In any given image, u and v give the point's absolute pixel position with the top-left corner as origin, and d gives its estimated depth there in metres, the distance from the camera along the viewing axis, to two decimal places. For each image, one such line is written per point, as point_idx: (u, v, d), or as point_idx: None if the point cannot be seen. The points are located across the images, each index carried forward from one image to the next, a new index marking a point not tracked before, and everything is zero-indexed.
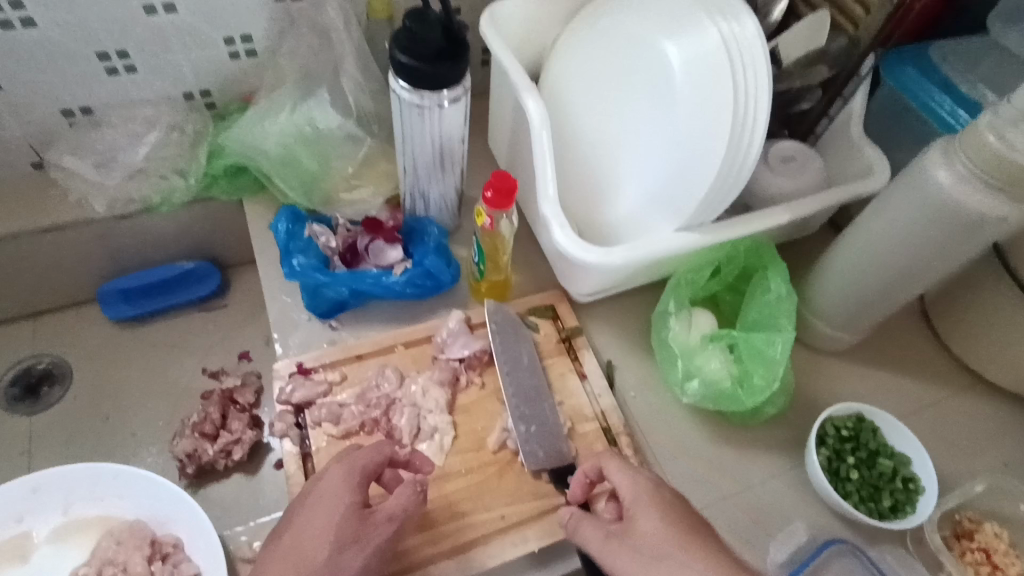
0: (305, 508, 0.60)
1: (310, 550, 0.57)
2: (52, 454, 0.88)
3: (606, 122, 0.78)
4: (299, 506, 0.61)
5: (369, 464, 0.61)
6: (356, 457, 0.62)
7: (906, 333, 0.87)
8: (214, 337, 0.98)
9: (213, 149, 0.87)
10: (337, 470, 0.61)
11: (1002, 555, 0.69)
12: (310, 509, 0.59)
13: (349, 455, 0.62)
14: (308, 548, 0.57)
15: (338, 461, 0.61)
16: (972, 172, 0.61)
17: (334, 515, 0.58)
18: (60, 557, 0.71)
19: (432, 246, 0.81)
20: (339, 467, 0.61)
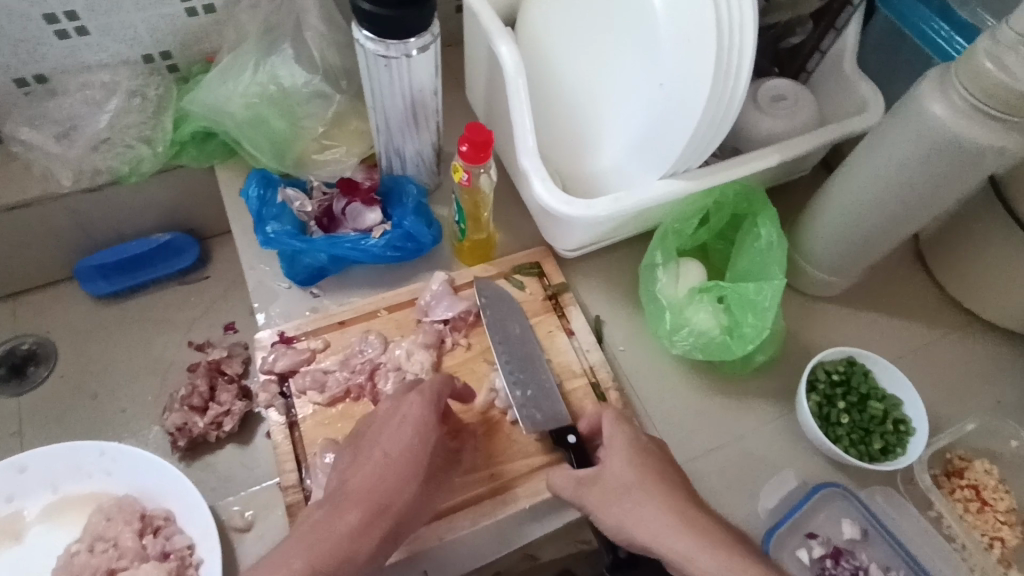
0: (385, 438, 0.61)
1: (400, 477, 0.59)
2: (43, 434, 0.87)
3: (587, 66, 0.74)
4: (371, 435, 0.62)
5: (446, 401, 0.65)
6: (436, 393, 0.64)
7: (899, 273, 0.85)
8: (198, 309, 0.97)
9: (178, 115, 0.84)
10: (423, 405, 0.63)
11: (991, 491, 0.70)
12: (393, 439, 0.61)
13: (432, 390, 0.64)
14: (397, 476, 0.59)
15: (418, 394, 0.63)
16: (969, 102, 0.58)
17: (420, 446, 0.61)
18: (51, 535, 0.72)
19: (411, 207, 0.78)
20: (423, 401, 0.63)
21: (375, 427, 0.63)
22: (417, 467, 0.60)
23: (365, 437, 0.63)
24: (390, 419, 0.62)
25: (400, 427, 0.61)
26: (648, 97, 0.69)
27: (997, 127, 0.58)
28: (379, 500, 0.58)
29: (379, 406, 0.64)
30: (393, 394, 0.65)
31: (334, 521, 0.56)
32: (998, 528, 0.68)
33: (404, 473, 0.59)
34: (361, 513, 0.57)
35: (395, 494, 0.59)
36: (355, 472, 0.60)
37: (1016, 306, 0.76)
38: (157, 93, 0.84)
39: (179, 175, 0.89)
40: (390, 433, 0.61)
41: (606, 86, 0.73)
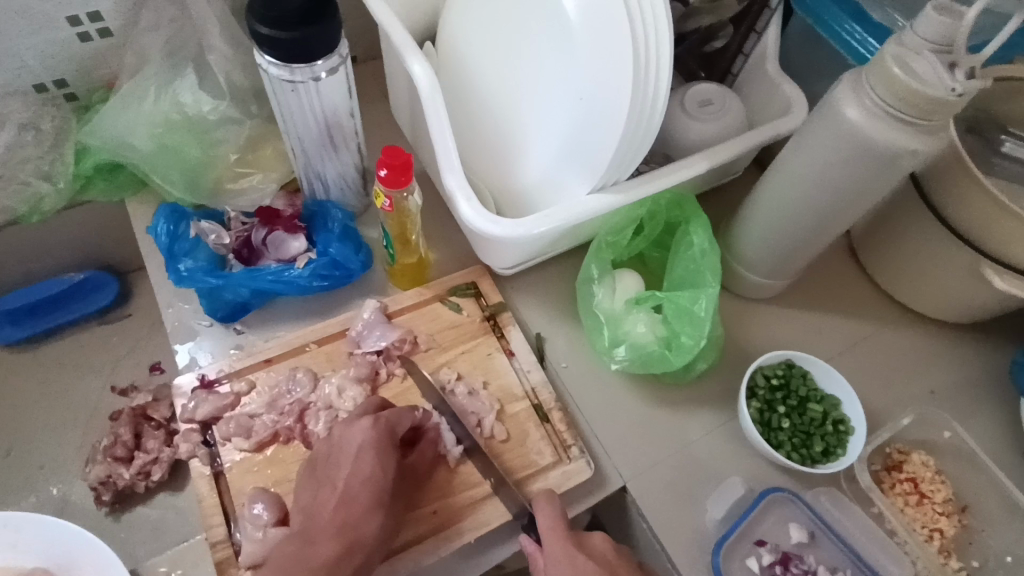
0: (347, 467, 0.61)
1: (366, 506, 0.59)
2: None
3: (508, 81, 0.72)
4: (331, 466, 0.62)
5: (402, 424, 0.65)
6: (390, 418, 0.64)
7: (833, 269, 0.86)
8: (120, 350, 0.90)
9: (79, 147, 0.78)
10: (377, 433, 0.62)
11: (929, 483, 0.71)
12: (355, 469, 0.61)
13: (386, 416, 0.64)
14: (362, 506, 0.59)
15: (373, 421, 0.62)
16: (881, 106, 0.58)
17: (382, 474, 0.61)
18: None
19: (337, 233, 0.75)
20: (379, 427, 0.63)
21: (334, 456, 0.62)
22: (381, 495, 0.60)
23: (325, 468, 0.62)
24: (347, 447, 0.62)
25: (359, 456, 0.61)
26: (571, 109, 0.67)
27: (908, 131, 0.58)
28: (348, 530, 0.58)
29: (332, 432, 0.64)
30: (345, 420, 0.64)
31: (304, 554, 0.56)
32: (937, 519, 0.69)
33: (368, 502, 0.59)
34: (332, 546, 0.57)
35: (362, 523, 0.59)
36: (320, 507, 0.60)
37: (945, 298, 0.77)
38: (54, 125, 0.78)
39: (86, 211, 0.83)
40: (348, 463, 0.61)
41: (528, 99, 0.71)
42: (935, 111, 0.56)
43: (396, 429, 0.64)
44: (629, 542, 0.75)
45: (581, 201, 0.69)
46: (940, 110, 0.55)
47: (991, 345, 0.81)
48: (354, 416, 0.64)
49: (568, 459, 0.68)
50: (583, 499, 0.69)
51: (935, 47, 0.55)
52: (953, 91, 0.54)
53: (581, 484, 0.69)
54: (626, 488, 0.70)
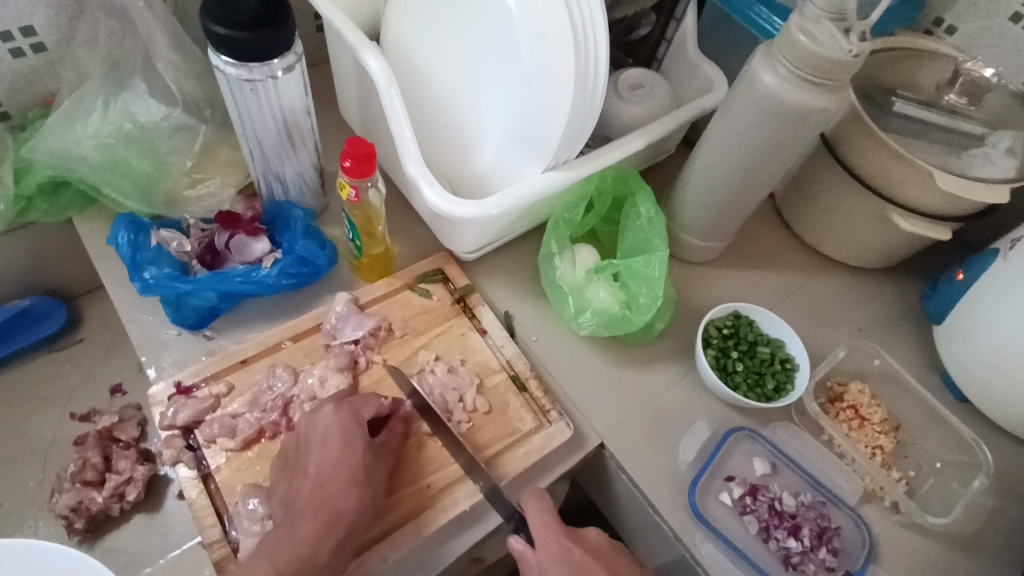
0: (317, 452, 0.63)
1: (343, 483, 0.61)
2: None
3: (457, 73, 0.76)
4: (303, 454, 0.64)
5: (366, 406, 0.67)
6: (353, 402, 0.66)
7: (764, 230, 0.95)
8: (75, 378, 0.91)
9: (19, 167, 0.76)
10: (340, 416, 0.64)
11: (868, 407, 0.79)
12: (323, 453, 0.63)
13: (347, 400, 0.66)
14: (339, 486, 0.61)
15: (334, 405, 0.65)
16: (792, 72, 0.64)
17: (351, 452, 0.63)
18: None
19: (301, 231, 0.76)
20: (342, 410, 0.65)
21: (304, 444, 0.64)
22: (356, 471, 0.62)
23: (299, 455, 0.64)
24: (314, 432, 0.64)
25: (326, 440, 0.64)
26: (518, 95, 0.71)
27: (817, 91, 0.65)
28: (327, 507, 0.60)
29: (298, 422, 0.66)
30: (309, 408, 0.67)
31: (288, 536, 0.58)
32: (876, 438, 0.77)
33: (344, 481, 0.61)
34: (312, 523, 0.59)
35: (340, 499, 0.61)
36: (293, 491, 0.62)
37: (862, 244, 0.86)
38: None
39: (29, 233, 0.81)
40: (319, 448, 0.63)
41: (477, 88, 0.75)
42: (834, 72, 0.63)
43: (362, 411, 0.66)
44: (610, 497, 0.79)
45: (536, 179, 0.73)
46: (839, 70, 0.62)
47: (902, 282, 0.92)
48: (318, 403, 0.67)
49: (549, 423, 0.72)
50: (567, 458, 0.73)
51: (829, 16, 0.62)
52: (849, 52, 0.61)
53: (563, 445, 0.73)
54: (604, 444, 0.74)
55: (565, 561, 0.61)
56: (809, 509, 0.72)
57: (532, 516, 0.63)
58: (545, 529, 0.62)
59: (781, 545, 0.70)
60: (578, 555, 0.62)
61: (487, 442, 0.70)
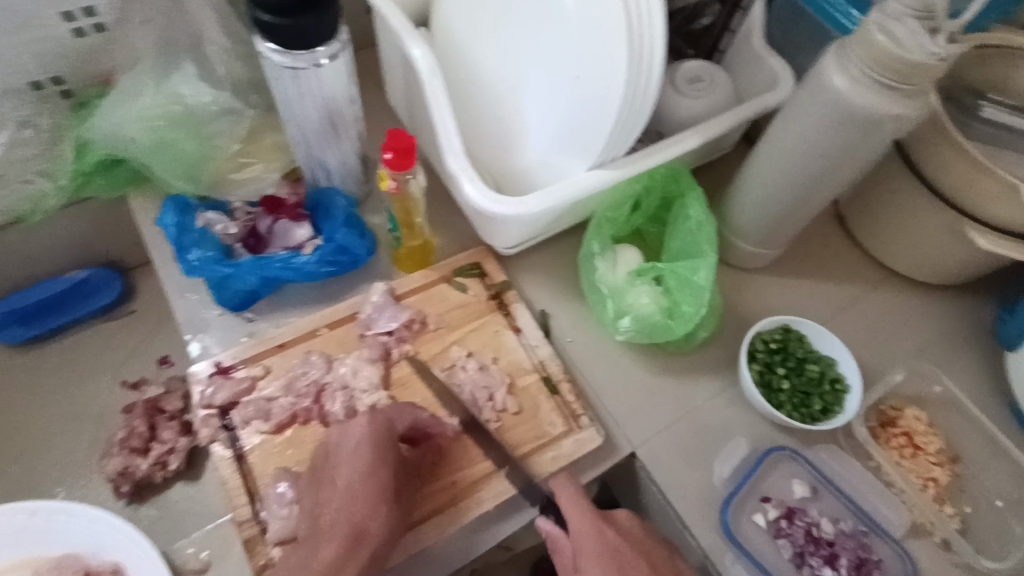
0: (345, 467, 0.62)
1: (370, 502, 0.60)
2: None
3: (504, 63, 0.74)
4: (332, 466, 0.62)
5: (401, 417, 0.66)
6: (388, 413, 0.66)
7: (823, 237, 0.89)
8: (128, 347, 0.96)
9: (79, 144, 0.79)
10: (373, 427, 0.63)
11: (922, 435, 0.74)
12: (353, 467, 0.61)
13: (382, 411, 0.65)
14: (365, 503, 0.60)
15: (368, 417, 0.64)
16: (866, 73, 0.59)
17: (380, 468, 0.61)
18: None
19: (341, 219, 0.76)
20: (376, 422, 0.64)
21: (334, 454, 0.63)
22: (384, 489, 0.61)
23: (326, 468, 0.63)
24: (345, 443, 0.63)
25: (356, 451, 0.62)
26: (569, 91, 0.68)
27: (892, 96, 0.59)
28: (355, 525, 0.59)
29: (329, 433, 0.64)
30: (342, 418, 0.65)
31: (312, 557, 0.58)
32: (930, 469, 0.72)
33: (371, 500, 0.60)
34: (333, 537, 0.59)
35: (368, 519, 0.59)
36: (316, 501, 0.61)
37: (932, 259, 0.80)
38: (50, 123, 0.77)
39: (87, 206, 0.85)
40: (347, 463, 0.62)
41: (527, 81, 0.72)
42: (917, 76, 0.57)
43: (394, 424, 0.65)
44: (639, 505, 0.77)
45: (580, 177, 0.70)
46: (922, 74, 0.56)
47: (973, 300, 0.85)
48: (350, 413, 0.65)
49: (579, 429, 0.70)
50: (595, 465, 0.71)
51: (916, 14, 0.56)
52: (933, 55, 0.55)
53: (593, 452, 0.71)
54: (635, 454, 0.72)
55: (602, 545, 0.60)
56: (849, 538, 0.68)
57: (564, 501, 0.63)
58: (577, 514, 0.62)
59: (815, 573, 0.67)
60: (613, 539, 0.61)
61: (514, 444, 0.69)
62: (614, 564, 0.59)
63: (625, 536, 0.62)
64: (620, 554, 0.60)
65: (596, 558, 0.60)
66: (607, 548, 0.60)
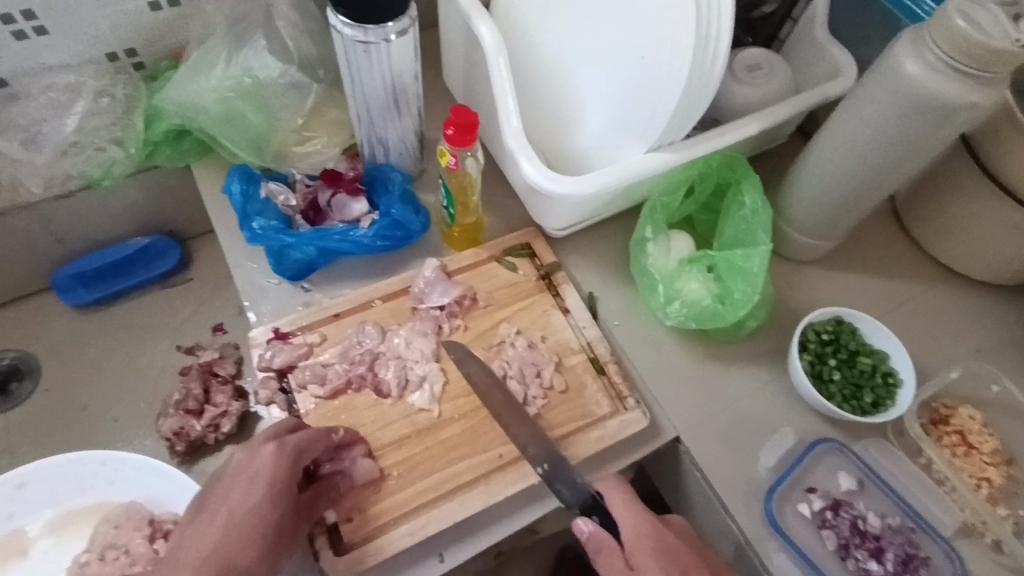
0: (236, 495, 0.59)
1: (241, 540, 0.57)
2: (44, 446, 0.90)
3: (567, 44, 0.74)
4: (217, 495, 0.59)
5: (311, 448, 0.62)
6: (299, 443, 0.61)
7: (878, 232, 0.88)
8: (183, 314, 1.00)
9: (150, 113, 0.83)
10: (280, 461, 0.60)
11: (977, 435, 0.73)
12: (240, 500, 0.58)
13: (293, 442, 0.61)
14: (242, 538, 0.57)
15: (278, 446, 0.60)
16: (942, 60, 0.58)
17: (269, 506, 0.59)
18: (61, 549, 0.73)
19: (397, 195, 0.78)
20: (283, 455, 0.60)
21: (228, 479, 0.60)
22: (264, 529, 0.58)
23: (218, 488, 0.60)
24: (244, 472, 0.60)
25: (251, 484, 0.59)
26: (631, 72, 0.69)
27: (967, 83, 0.58)
28: (218, 560, 0.56)
29: (239, 453, 0.61)
30: (252, 441, 0.62)
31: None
32: (984, 469, 0.71)
33: (249, 536, 0.57)
34: (254, 553, 0.57)
35: (235, 556, 0.57)
36: (246, 517, 0.58)
37: (994, 257, 0.78)
38: (126, 93, 0.82)
39: (153, 174, 0.89)
40: (239, 493, 0.59)
41: (589, 61, 0.73)
42: (996, 63, 0.56)
43: (302, 458, 0.61)
44: (680, 491, 0.77)
45: (637, 160, 0.70)
46: (1001, 61, 0.55)
47: None
48: (258, 438, 0.61)
49: (624, 410, 0.71)
50: (639, 447, 0.71)
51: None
52: (1016, 41, 0.54)
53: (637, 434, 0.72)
54: (679, 438, 0.72)
55: (660, 546, 0.57)
56: (896, 533, 0.67)
57: (614, 500, 0.61)
58: (628, 513, 0.60)
59: (860, 565, 0.66)
60: (671, 540, 0.58)
61: (560, 422, 0.70)
62: (674, 561, 0.56)
63: (681, 540, 0.59)
64: (677, 553, 0.57)
65: (653, 556, 0.56)
66: (666, 546, 0.57)
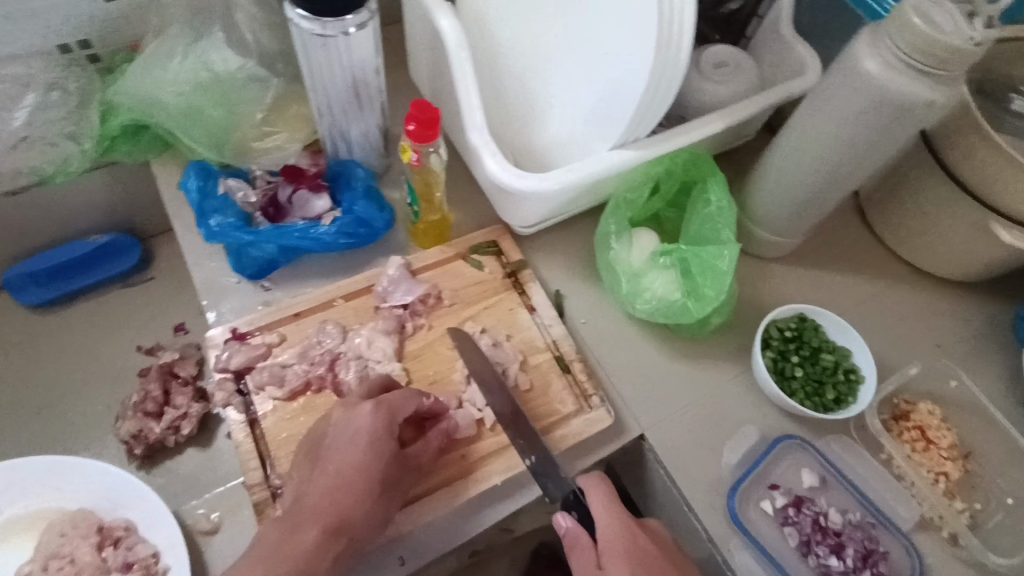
0: (340, 452, 0.60)
1: (357, 493, 0.58)
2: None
3: (532, 40, 0.74)
4: (326, 450, 0.61)
5: (405, 407, 0.63)
6: (392, 403, 0.62)
7: (843, 229, 0.88)
8: (145, 312, 0.98)
9: (104, 108, 0.80)
10: (377, 419, 0.61)
11: (936, 430, 0.74)
12: (348, 455, 0.59)
13: (388, 402, 0.62)
14: (355, 494, 0.58)
15: (375, 407, 0.61)
16: (900, 58, 0.58)
17: (377, 462, 0.60)
18: (7, 555, 0.72)
19: (360, 191, 0.76)
20: (379, 415, 0.61)
21: (330, 438, 0.61)
22: (374, 484, 0.59)
23: (323, 446, 0.61)
24: (344, 432, 0.61)
25: (354, 444, 0.60)
26: (595, 68, 0.68)
27: (924, 81, 0.58)
28: (332, 516, 0.57)
29: (336, 415, 0.62)
30: (349, 403, 0.63)
31: (292, 539, 0.56)
32: (942, 463, 0.72)
33: (363, 491, 0.59)
34: (367, 508, 0.59)
35: (351, 510, 0.58)
36: (355, 472, 0.59)
37: (953, 254, 0.79)
38: (78, 86, 0.79)
39: (111, 170, 0.87)
40: (344, 448, 0.60)
41: (552, 58, 0.72)
42: (954, 63, 0.56)
43: (396, 417, 0.62)
44: (646, 488, 0.77)
45: (602, 157, 0.69)
46: (957, 60, 0.56)
47: (993, 300, 0.84)
48: (357, 400, 0.63)
49: (590, 408, 0.70)
50: (605, 445, 0.71)
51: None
52: (970, 40, 0.54)
53: (602, 432, 0.71)
54: (644, 436, 0.72)
55: (632, 549, 0.57)
56: (856, 529, 0.68)
57: (595, 500, 0.60)
58: (607, 513, 0.59)
59: (821, 561, 0.67)
60: (643, 542, 0.58)
61: None
62: (642, 562, 0.56)
63: (653, 542, 0.59)
64: (648, 556, 0.57)
65: (623, 556, 0.56)
66: (637, 547, 0.57)
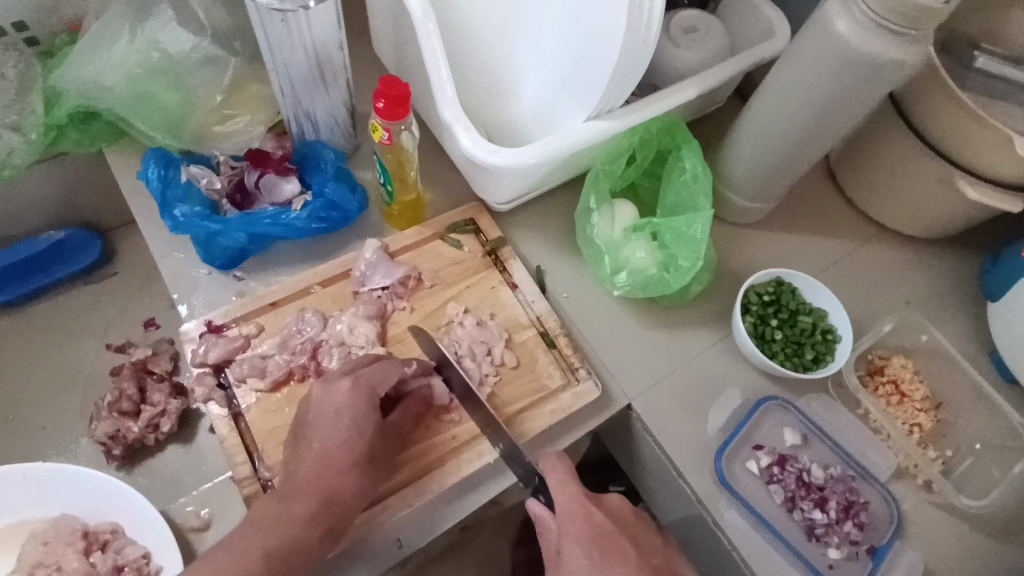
0: (324, 431, 0.60)
1: (342, 468, 0.59)
2: None
3: (505, 12, 0.74)
4: (310, 428, 0.60)
5: (383, 380, 0.63)
6: (371, 376, 0.62)
7: (815, 192, 0.90)
8: (111, 310, 0.94)
9: (48, 95, 0.76)
10: (358, 395, 0.61)
11: (909, 383, 0.76)
12: (332, 433, 0.60)
13: (366, 376, 0.62)
14: (340, 467, 0.59)
15: (352, 381, 0.61)
16: (871, 18, 0.58)
17: (361, 437, 0.60)
18: None
19: (331, 173, 0.74)
20: (358, 390, 0.61)
21: (312, 417, 0.61)
22: (360, 457, 0.60)
23: (305, 425, 0.61)
24: (330, 409, 0.61)
25: (336, 420, 0.60)
26: (570, 38, 0.68)
27: (893, 40, 0.58)
28: (323, 489, 0.58)
29: (312, 391, 0.62)
30: (326, 378, 0.63)
31: (282, 509, 0.57)
32: (916, 415, 0.75)
33: (348, 463, 0.59)
34: (355, 481, 0.59)
35: (339, 483, 0.58)
36: (338, 448, 0.59)
37: (919, 211, 0.81)
38: (17, 73, 0.76)
39: (62, 161, 0.82)
40: (328, 427, 0.60)
41: (529, 31, 0.72)
42: (923, 19, 0.56)
43: (377, 390, 0.62)
44: (634, 455, 0.79)
45: (577, 128, 0.68)
46: (926, 18, 0.55)
47: (959, 257, 0.87)
48: (335, 375, 0.63)
49: (577, 381, 0.70)
50: (593, 417, 0.72)
51: None
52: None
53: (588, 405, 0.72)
54: (631, 406, 0.73)
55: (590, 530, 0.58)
56: (838, 482, 0.70)
57: (551, 478, 0.60)
58: (564, 491, 0.60)
59: (805, 515, 0.69)
60: (598, 519, 0.59)
61: (513, 398, 0.69)
62: (598, 543, 0.57)
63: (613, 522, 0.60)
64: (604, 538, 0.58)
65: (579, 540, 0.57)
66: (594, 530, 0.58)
